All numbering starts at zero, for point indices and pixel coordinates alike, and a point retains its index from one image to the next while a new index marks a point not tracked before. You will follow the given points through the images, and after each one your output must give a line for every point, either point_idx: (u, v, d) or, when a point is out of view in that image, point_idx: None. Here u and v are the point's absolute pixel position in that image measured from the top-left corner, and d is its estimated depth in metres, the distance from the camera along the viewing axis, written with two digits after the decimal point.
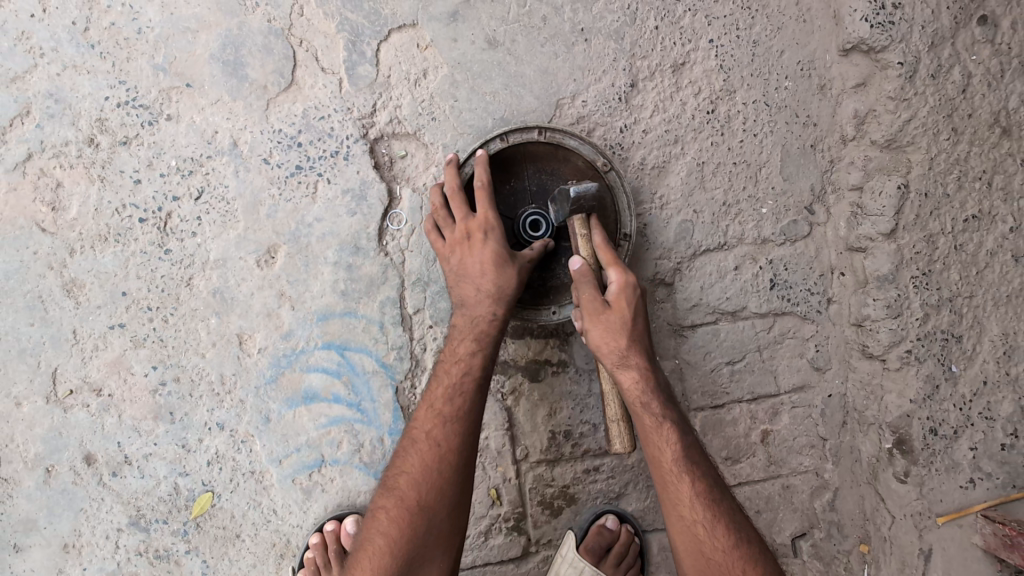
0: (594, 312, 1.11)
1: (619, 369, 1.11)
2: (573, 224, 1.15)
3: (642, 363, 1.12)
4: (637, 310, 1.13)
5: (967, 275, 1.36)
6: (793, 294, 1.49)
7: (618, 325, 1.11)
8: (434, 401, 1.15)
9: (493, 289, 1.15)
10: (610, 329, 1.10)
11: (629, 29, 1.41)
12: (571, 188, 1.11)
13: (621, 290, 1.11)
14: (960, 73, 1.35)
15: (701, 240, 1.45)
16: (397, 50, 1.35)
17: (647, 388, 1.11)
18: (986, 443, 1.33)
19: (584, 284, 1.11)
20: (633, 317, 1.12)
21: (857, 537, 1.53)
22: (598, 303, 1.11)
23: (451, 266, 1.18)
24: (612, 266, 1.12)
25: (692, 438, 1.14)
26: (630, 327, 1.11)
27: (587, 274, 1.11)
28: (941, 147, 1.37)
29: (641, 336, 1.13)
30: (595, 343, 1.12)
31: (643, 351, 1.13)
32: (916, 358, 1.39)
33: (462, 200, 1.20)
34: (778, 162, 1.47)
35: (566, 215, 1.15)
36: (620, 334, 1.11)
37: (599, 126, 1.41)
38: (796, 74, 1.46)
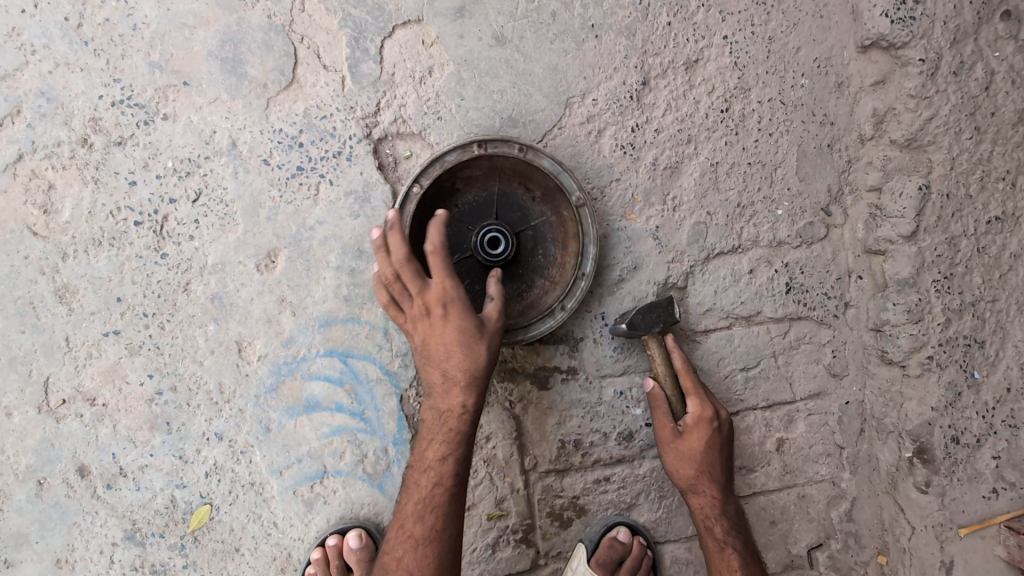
0: (670, 440, 1.29)
1: (690, 493, 1.30)
2: (648, 344, 1.32)
3: (713, 491, 1.28)
4: (713, 442, 1.28)
5: (990, 278, 1.32)
6: (809, 298, 1.44)
7: (690, 454, 1.28)
8: (413, 483, 1.13)
9: (459, 361, 1.08)
10: (684, 456, 1.28)
11: (640, 26, 1.37)
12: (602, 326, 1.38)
13: (696, 422, 1.28)
14: (983, 71, 1.32)
15: (714, 243, 1.41)
16: (401, 47, 1.30)
17: (716, 514, 1.28)
18: (1010, 452, 1.30)
19: (660, 410, 1.31)
20: (709, 448, 1.28)
21: (875, 548, 1.48)
22: (672, 432, 1.29)
23: (416, 344, 1.11)
24: (690, 395, 1.30)
25: (755, 565, 1.28)
26: (702, 458, 1.27)
27: (661, 400, 1.31)
28: (963, 147, 1.33)
29: (719, 467, 1.29)
30: (670, 466, 1.31)
31: (719, 481, 1.29)
32: (937, 364, 1.34)
33: (415, 269, 1.08)
34: (794, 163, 1.43)
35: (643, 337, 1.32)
36: (693, 462, 1.27)
37: (609, 125, 1.38)
38: (812, 71, 1.42)
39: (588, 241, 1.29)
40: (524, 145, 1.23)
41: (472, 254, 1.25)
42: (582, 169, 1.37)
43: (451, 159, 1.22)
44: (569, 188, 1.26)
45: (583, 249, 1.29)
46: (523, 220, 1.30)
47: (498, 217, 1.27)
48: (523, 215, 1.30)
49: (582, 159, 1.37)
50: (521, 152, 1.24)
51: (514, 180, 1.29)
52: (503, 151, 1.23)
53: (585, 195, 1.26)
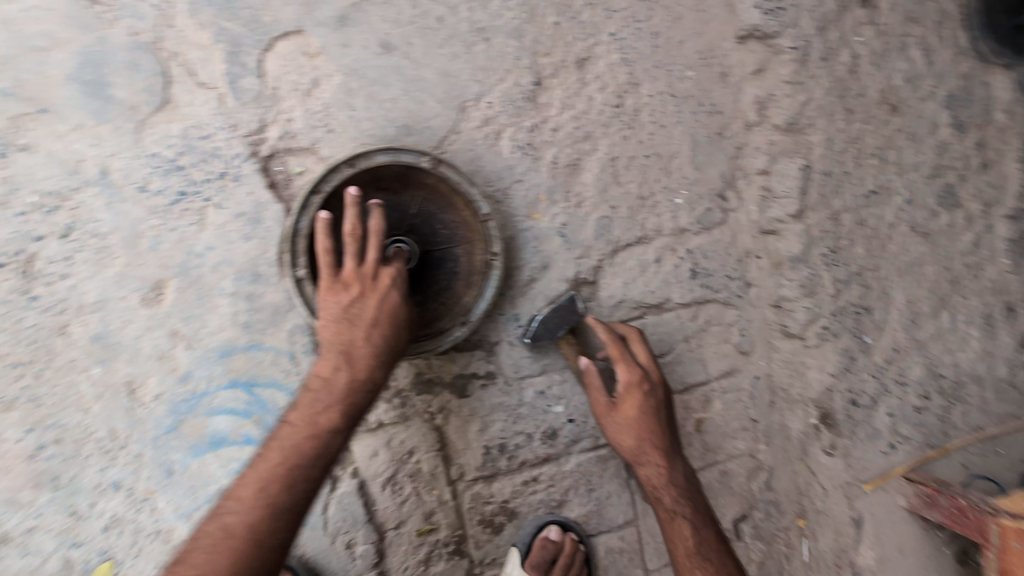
0: (608, 413, 1.29)
1: (636, 465, 1.29)
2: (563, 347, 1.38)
3: (657, 459, 1.28)
4: (648, 407, 1.28)
5: (871, 248, 1.46)
6: (713, 281, 1.49)
7: (627, 422, 1.28)
8: (286, 442, 0.98)
9: (382, 335, 1.06)
10: (621, 426, 1.28)
11: (528, 27, 1.38)
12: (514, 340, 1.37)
13: (626, 389, 1.28)
14: (848, 54, 1.46)
15: (620, 236, 1.44)
16: (283, 59, 1.25)
17: (664, 482, 1.28)
18: (901, 407, 1.46)
19: (594, 383, 1.30)
20: (644, 413, 1.28)
21: (795, 512, 1.51)
22: (607, 404, 1.29)
23: (335, 313, 1.05)
24: (619, 364, 1.29)
25: (706, 527, 1.27)
26: (641, 424, 1.27)
27: (593, 374, 1.30)
28: (838, 127, 1.45)
29: (659, 430, 1.28)
30: (613, 439, 1.30)
31: (660, 444, 1.28)
32: (832, 333, 1.45)
33: (355, 244, 1.09)
34: (687, 152, 1.47)
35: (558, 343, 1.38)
36: (631, 430, 1.27)
37: (507, 127, 1.37)
38: (697, 63, 1.46)
39: (467, 188, 1.25)
40: (345, 162, 1.15)
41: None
42: (482, 173, 1.36)
43: (304, 227, 1.15)
44: (414, 163, 1.20)
45: (468, 196, 1.25)
46: (403, 215, 1.26)
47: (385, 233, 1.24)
48: (400, 212, 1.26)
49: (482, 164, 1.36)
50: (350, 168, 1.17)
51: (368, 192, 1.22)
52: (337, 180, 1.16)
53: (431, 156, 1.20)
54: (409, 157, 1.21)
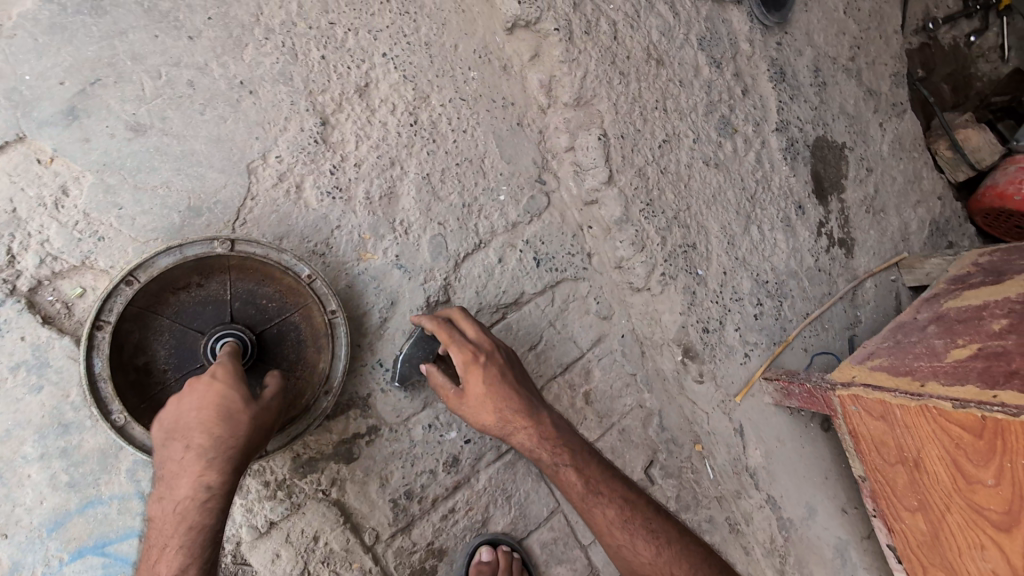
0: (457, 399, 1.21)
1: (506, 436, 1.20)
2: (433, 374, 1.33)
3: (522, 421, 1.19)
4: (494, 374, 1.21)
5: (678, 191, 1.60)
6: (558, 262, 1.55)
7: (477, 398, 1.19)
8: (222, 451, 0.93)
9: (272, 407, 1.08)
10: (474, 407, 1.19)
11: (294, 67, 1.27)
12: (390, 388, 1.33)
13: (465, 366, 1.19)
14: (606, 24, 1.54)
15: (457, 248, 1.43)
16: (11, 175, 1.06)
17: (541, 441, 1.19)
18: (744, 319, 1.66)
19: (435, 375, 1.23)
20: (491, 383, 1.20)
21: (692, 440, 1.68)
22: (453, 391, 1.21)
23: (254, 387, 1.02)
24: (450, 347, 1.21)
25: (600, 466, 1.21)
26: (491, 394, 1.19)
27: (433, 369, 1.23)
28: (618, 91, 1.55)
29: (513, 392, 1.21)
30: (473, 421, 1.21)
31: (522, 407, 1.20)
32: (670, 277, 1.57)
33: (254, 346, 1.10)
34: (495, 149, 1.48)
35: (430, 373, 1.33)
36: (484, 406, 1.19)
37: (307, 176, 1.27)
38: (476, 63, 1.47)
39: (278, 256, 1.15)
40: (121, 280, 1.02)
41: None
42: (295, 232, 1.26)
43: (102, 367, 1.00)
44: (205, 252, 1.09)
45: (283, 263, 1.15)
46: (220, 306, 1.14)
47: (205, 332, 1.12)
48: (215, 304, 1.14)
49: (291, 222, 1.25)
50: (131, 285, 1.04)
51: (167, 298, 1.09)
52: (122, 303, 1.03)
53: (224, 238, 1.09)
54: (197, 248, 1.09)
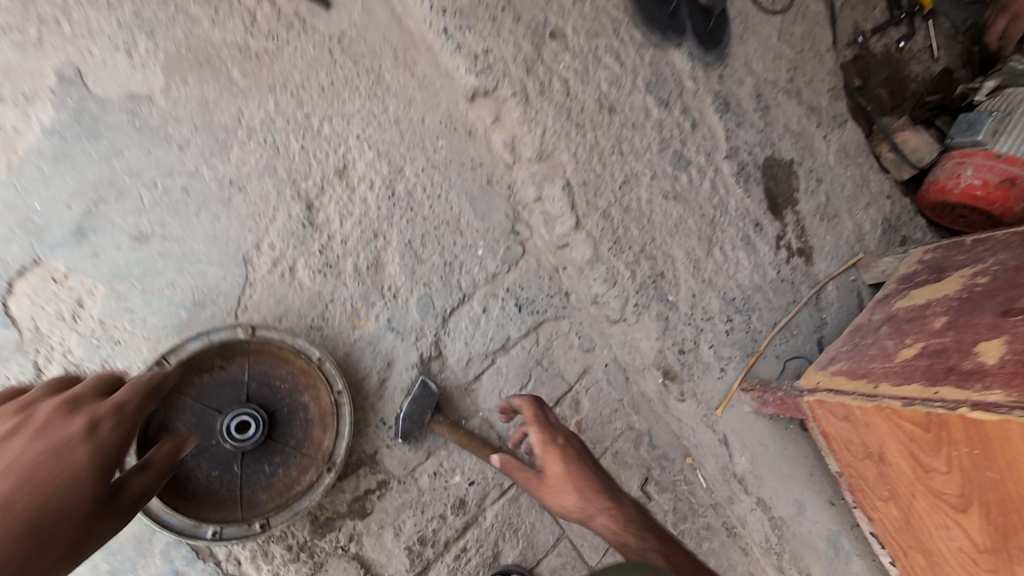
0: (535, 483, 1.09)
1: (587, 517, 1.02)
2: (436, 427, 1.43)
3: (600, 499, 1.02)
4: (570, 462, 1.11)
5: (642, 226, 1.73)
6: (538, 305, 1.66)
7: (558, 486, 1.06)
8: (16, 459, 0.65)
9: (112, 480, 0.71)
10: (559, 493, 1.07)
11: (277, 161, 1.39)
12: (393, 441, 1.43)
13: (544, 452, 1.12)
14: (559, 83, 1.67)
15: (444, 304, 1.55)
16: (32, 297, 1.18)
17: (625, 525, 0.97)
18: (716, 336, 1.79)
19: (510, 463, 1.14)
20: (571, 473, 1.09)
21: (682, 453, 1.80)
22: (531, 475, 1.11)
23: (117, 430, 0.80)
24: (529, 424, 1.19)
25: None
26: (567, 479, 1.07)
27: (507, 458, 1.15)
28: (576, 142, 1.68)
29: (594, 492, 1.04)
30: (551, 503, 1.08)
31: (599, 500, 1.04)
32: (643, 307, 1.70)
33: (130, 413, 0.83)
34: (469, 208, 1.60)
35: (431, 425, 1.43)
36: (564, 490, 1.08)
37: (298, 258, 1.39)
38: (444, 132, 1.59)
39: (293, 340, 1.27)
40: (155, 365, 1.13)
41: (241, 452, 1.22)
42: (292, 311, 1.37)
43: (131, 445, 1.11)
44: (229, 337, 1.21)
45: (296, 346, 1.27)
46: (237, 386, 1.25)
47: (222, 411, 1.23)
48: (233, 385, 1.24)
49: (289, 302, 1.37)
50: (162, 368, 1.14)
51: (190, 380, 1.20)
52: None
53: (247, 325, 1.22)
54: (222, 333, 1.21)
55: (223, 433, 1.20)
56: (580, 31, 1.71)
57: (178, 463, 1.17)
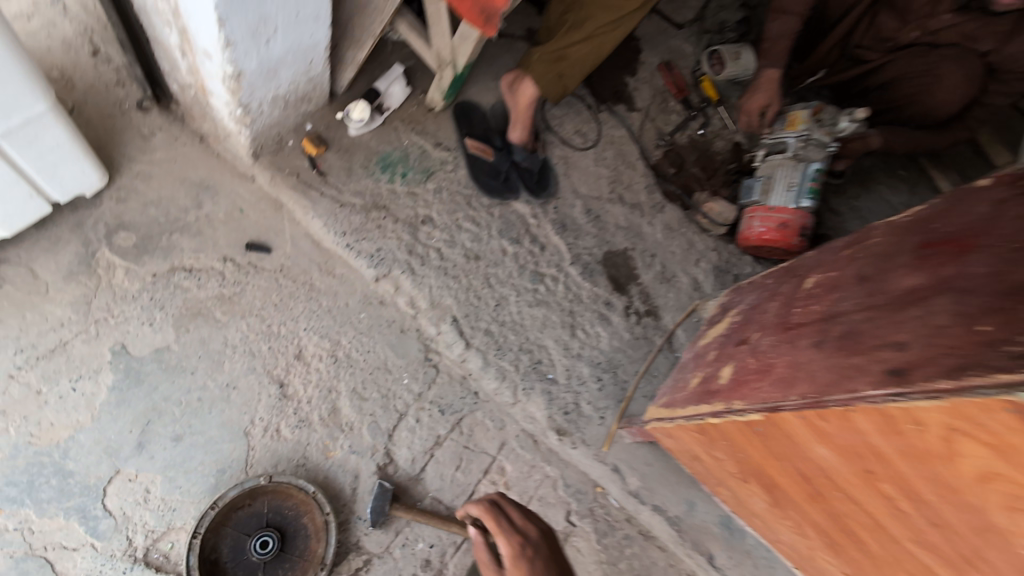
0: None
1: None
2: (397, 510, 2.06)
3: None
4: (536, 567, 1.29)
5: (517, 331, 2.45)
6: (456, 405, 2.34)
7: None
8: None
9: None
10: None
11: (254, 361, 2.13)
12: (365, 527, 2.05)
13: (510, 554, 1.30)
14: (434, 252, 2.44)
15: (387, 424, 2.22)
16: (119, 493, 1.91)
17: None
18: (591, 394, 2.46)
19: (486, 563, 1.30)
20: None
21: (592, 485, 2.43)
22: None
23: None
24: (495, 535, 1.33)
25: None
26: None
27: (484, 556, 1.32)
28: (456, 287, 2.42)
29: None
30: None
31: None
32: (530, 388, 2.38)
33: None
34: (392, 353, 2.31)
35: (392, 510, 2.06)
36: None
37: (280, 421, 2.09)
38: (363, 307, 2.33)
39: (296, 483, 1.97)
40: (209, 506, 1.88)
41: (262, 562, 1.93)
42: (283, 458, 2.06)
43: (193, 561, 1.83)
44: (254, 484, 1.93)
45: (297, 487, 1.97)
46: (260, 517, 1.96)
47: (250, 534, 1.94)
48: (258, 516, 1.96)
49: (280, 452, 2.06)
50: (213, 509, 1.89)
51: (230, 514, 1.94)
52: (207, 520, 1.88)
53: (266, 476, 1.94)
54: (251, 482, 1.94)
55: (251, 549, 1.93)
56: (440, 213, 2.51)
57: (223, 569, 1.91)
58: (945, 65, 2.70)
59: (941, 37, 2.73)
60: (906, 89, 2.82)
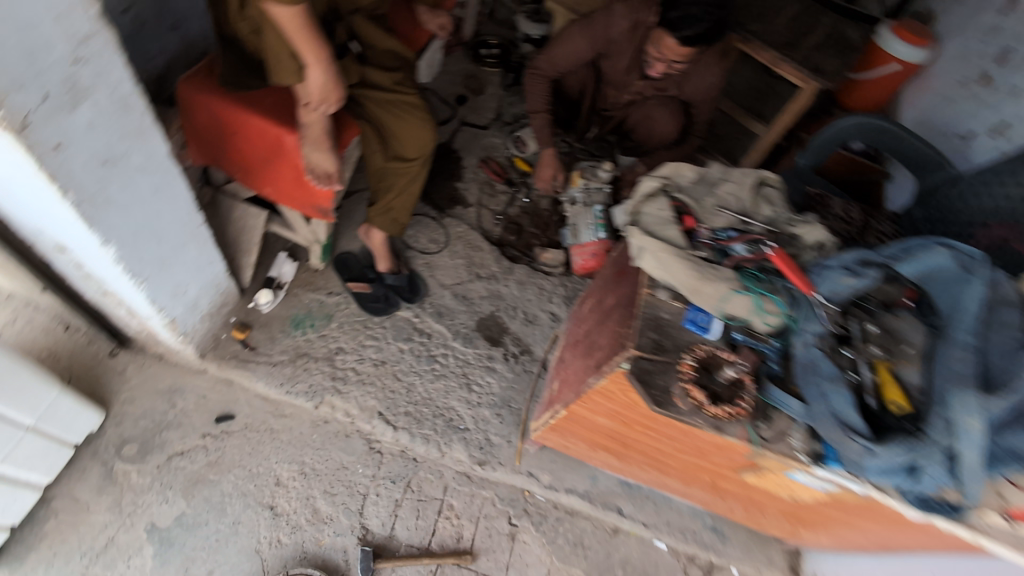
0: None
1: None
2: (381, 564, 2.92)
3: None
4: None
5: (429, 404, 3.37)
6: (403, 473, 3.18)
7: None
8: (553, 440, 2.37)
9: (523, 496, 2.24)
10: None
11: (248, 498, 2.95)
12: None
13: None
14: (352, 372, 3.37)
15: (357, 505, 3.05)
16: None
17: None
18: (497, 427, 3.38)
19: None
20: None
21: (521, 491, 3.28)
22: None
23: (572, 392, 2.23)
24: None
25: None
26: None
27: None
28: (376, 390, 3.34)
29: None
30: None
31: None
32: (450, 440, 3.28)
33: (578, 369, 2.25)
34: (344, 454, 3.16)
35: (377, 564, 2.91)
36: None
37: (279, 533, 2.90)
38: (313, 430, 3.19)
39: (308, 571, 2.77)
40: None
41: None
42: (288, 558, 2.86)
43: None
44: None
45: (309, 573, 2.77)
46: None
47: None
48: None
49: (286, 555, 2.86)
50: None
51: None
52: None
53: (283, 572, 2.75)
54: None
55: None
56: (348, 342, 3.46)
57: None
58: (656, 110, 3.93)
59: (646, 94, 3.88)
60: (641, 128, 4.10)
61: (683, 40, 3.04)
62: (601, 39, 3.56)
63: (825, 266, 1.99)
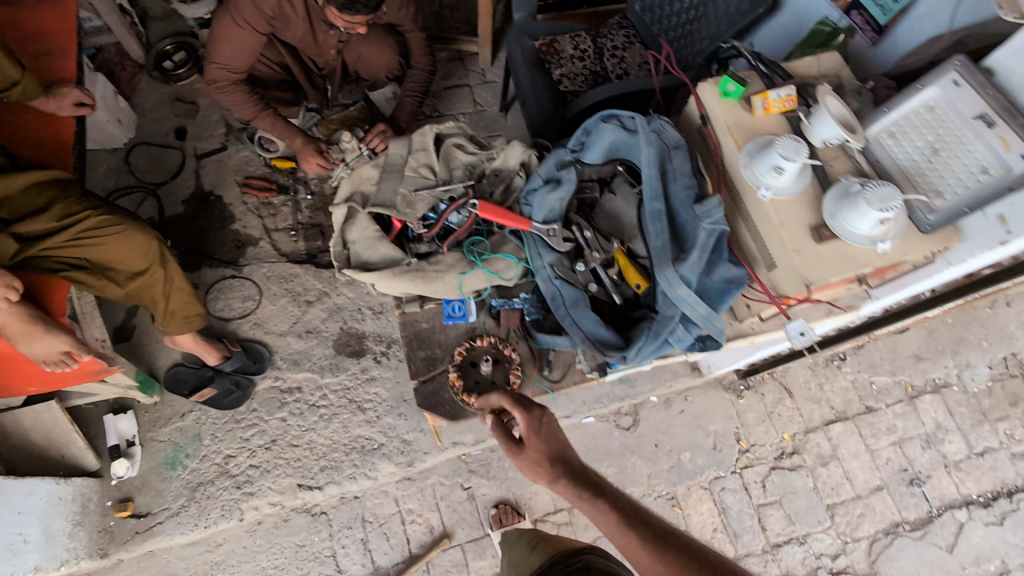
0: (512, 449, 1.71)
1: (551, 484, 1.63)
2: None
3: (562, 478, 1.61)
4: (542, 438, 1.69)
5: (337, 448, 3.45)
6: (352, 515, 3.37)
7: (532, 456, 1.66)
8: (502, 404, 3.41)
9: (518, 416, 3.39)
10: (524, 450, 1.68)
11: None
12: None
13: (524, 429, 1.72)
14: (252, 469, 3.37)
15: (331, 565, 3.28)
16: None
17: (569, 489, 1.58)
18: (406, 425, 3.52)
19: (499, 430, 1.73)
20: (540, 428, 1.70)
21: (458, 458, 3.52)
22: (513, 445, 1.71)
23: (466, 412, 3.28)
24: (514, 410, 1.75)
25: (594, 498, 1.55)
26: (540, 453, 1.65)
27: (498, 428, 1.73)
28: (284, 469, 3.38)
29: (559, 443, 1.69)
30: (527, 472, 1.68)
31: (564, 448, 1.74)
32: (373, 464, 3.43)
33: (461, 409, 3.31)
34: (293, 536, 3.31)
35: None
36: (538, 441, 1.67)
37: None
38: (253, 537, 3.29)
39: None
40: None
41: None
42: None
43: None
44: None
45: None
46: None
47: None
48: None
49: None
50: None
51: None
52: None
53: None
54: None
55: None
56: (231, 447, 3.40)
57: None
58: (366, 46, 3.64)
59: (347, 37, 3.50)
60: (362, 67, 3.81)
61: (373, 8, 2.80)
62: (260, 20, 3.03)
63: (531, 191, 2.05)
